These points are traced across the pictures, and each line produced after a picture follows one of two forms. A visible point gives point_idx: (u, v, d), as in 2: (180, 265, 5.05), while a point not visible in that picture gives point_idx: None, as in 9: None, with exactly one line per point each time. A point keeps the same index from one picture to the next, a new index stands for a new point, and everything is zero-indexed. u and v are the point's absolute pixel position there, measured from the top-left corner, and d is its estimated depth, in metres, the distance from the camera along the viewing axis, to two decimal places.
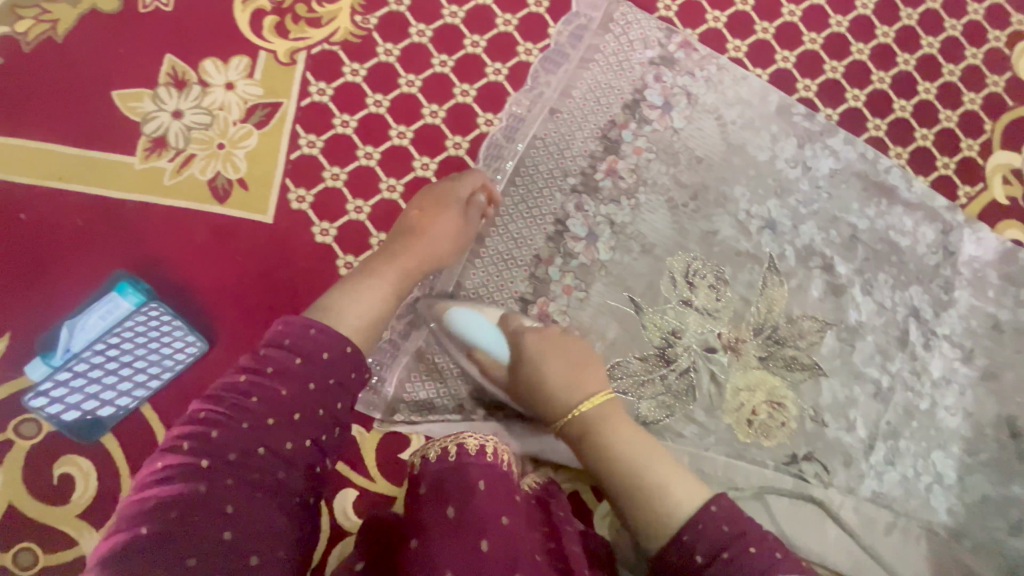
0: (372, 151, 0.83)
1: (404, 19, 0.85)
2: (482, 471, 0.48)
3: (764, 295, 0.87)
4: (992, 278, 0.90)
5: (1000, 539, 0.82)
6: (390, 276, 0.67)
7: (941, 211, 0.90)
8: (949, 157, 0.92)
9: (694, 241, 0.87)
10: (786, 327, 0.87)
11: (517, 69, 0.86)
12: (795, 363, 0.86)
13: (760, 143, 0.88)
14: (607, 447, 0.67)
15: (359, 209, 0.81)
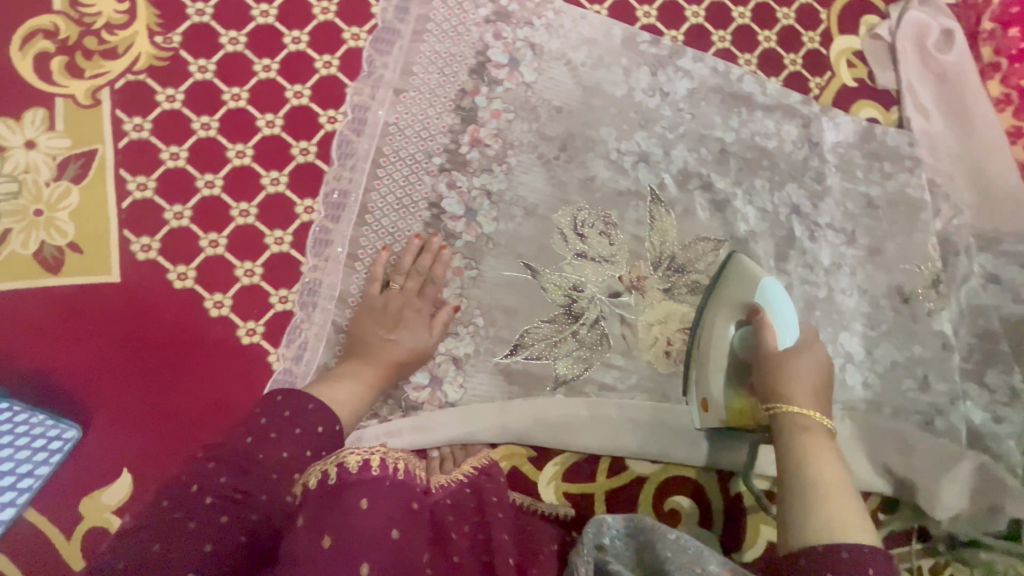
0: (212, 178, 0.76)
1: (212, 30, 0.78)
2: (365, 487, 0.40)
3: (655, 228, 0.86)
4: (858, 158, 0.93)
5: (914, 399, 0.87)
6: (368, 377, 0.69)
7: (797, 106, 0.92)
8: (794, 54, 0.95)
9: (575, 192, 0.84)
10: (683, 253, 0.86)
11: (348, 57, 0.81)
12: (699, 287, 0.86)
13: (614, 79, 0.87)
14: (801, 455, 0.58)
15: (215, 243, 0.75)
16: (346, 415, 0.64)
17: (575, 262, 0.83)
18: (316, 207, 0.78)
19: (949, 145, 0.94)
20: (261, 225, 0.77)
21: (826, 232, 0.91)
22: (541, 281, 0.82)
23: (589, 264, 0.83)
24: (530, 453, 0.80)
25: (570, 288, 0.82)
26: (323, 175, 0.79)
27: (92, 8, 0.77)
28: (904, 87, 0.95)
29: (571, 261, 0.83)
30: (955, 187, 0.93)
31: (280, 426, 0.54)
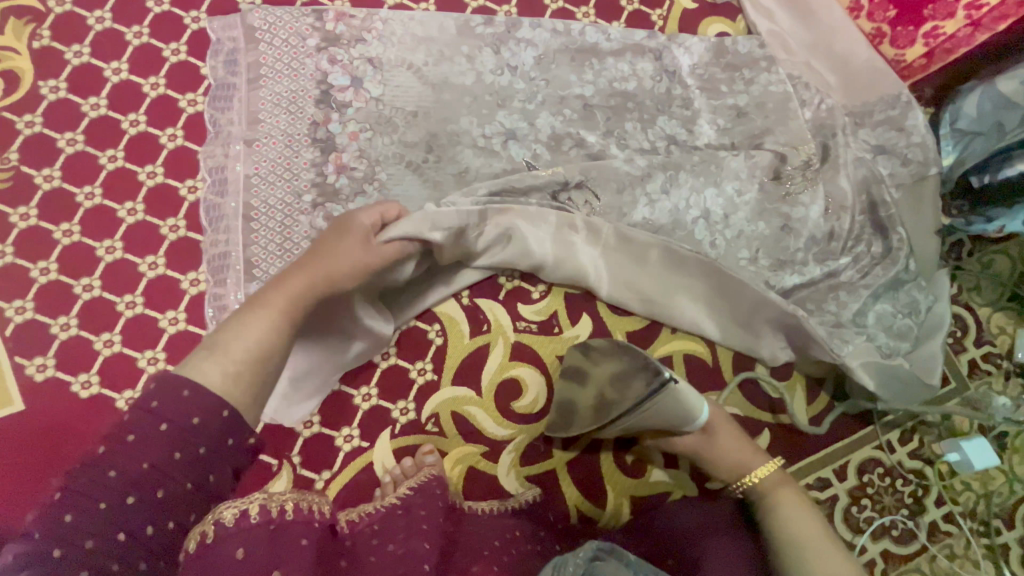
0: (89, 281, 0.76)
1: (46, 137, 0.78)
2: (243, 536, 0.42)
3: None
4: (719, 73, 0.94)
5: (838, 283, 0.87)
6: (277, 305, 0.55)
7: (645, 42, 0.93)
8: None
9: (452, 187, 0.84)
10: None
11: (191, 124, 0.81)
12: None
13: (460, 68, 0.88)
14: (779, 522, 0.68)
15: (109, 342, 0.75)
16: (231, 365, 0.48)
17: None
18: (201, 277, 0.78)
19: (800, 37, 0.96)
20: (151, 310, 0.76)
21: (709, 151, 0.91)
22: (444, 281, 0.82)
23: None
24: (482, 449, 0.80)
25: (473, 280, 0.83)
26: (200, 245, 0.79)
27: None
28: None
29: None
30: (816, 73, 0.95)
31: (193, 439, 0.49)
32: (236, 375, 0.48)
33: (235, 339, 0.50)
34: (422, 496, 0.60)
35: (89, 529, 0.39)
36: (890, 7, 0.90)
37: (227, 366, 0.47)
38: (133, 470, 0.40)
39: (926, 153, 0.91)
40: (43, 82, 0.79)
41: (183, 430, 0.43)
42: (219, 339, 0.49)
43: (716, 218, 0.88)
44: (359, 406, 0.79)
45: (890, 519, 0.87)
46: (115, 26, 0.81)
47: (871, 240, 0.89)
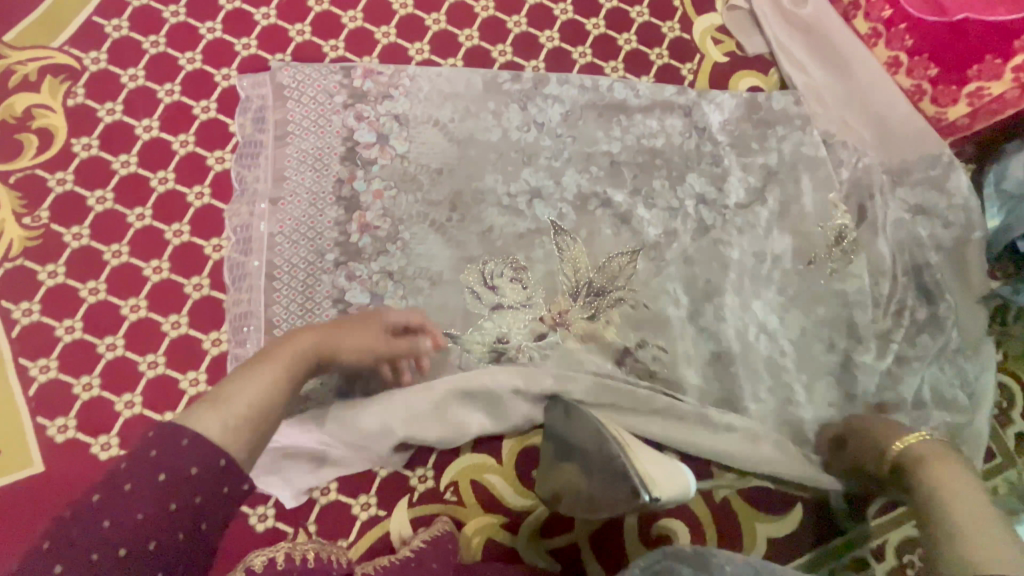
0: (112, 340, 0.75)
1: (77, 195, 0.78)
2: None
3: (565, 258, 0.85)
4: (750, 130, 0.92)
5: (875, 351, 0.83)
6: (277, 366, 0.54)
7: (674, 98, 0.92)
8: (659, 48, 0.95)
9: (475, 247, 0.83)
10: (599, 275, 0.85)
11: (218, 182, 0.81)
12: (624, 303, 0.84)
13: (486, 126, 0.87)
14: (935, 492, 0.60)
15: (130, 403, 0.74)
16: (239, 410, 0.47)
17: (493, 315, 0.81)
18: (223, 337, 0.77)
19: (836, 91, 0.93)
20: (173, 371, 0.76)
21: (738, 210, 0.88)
22: (464, 344, 0.80)
23: (509, 314, 0.82)
24: (501, 520, 0.78)
25: (495, 342, 0.81)
26: (222, 304, 0.78)
27: None
28: (775, 49, 0.95)
29: (490, 316, 0.81)
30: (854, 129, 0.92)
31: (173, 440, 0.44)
32: (242, 424, 0.47)
33: (243, 390, 0.49)
34: (435, 552, 0.64)
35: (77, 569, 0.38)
36: (931, 64, 0.86)
37: (232, 418, 0.46)
38: (128, 521, 0.40)
39: (969, 217, 0.87)
40: (75, 139, 0.80)
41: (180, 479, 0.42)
42: (227, 392, 0.48)
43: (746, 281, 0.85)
44: (377, 472, 0.77)
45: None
46: (148, 84, 0.82)
47: (910, 307, 0.86)
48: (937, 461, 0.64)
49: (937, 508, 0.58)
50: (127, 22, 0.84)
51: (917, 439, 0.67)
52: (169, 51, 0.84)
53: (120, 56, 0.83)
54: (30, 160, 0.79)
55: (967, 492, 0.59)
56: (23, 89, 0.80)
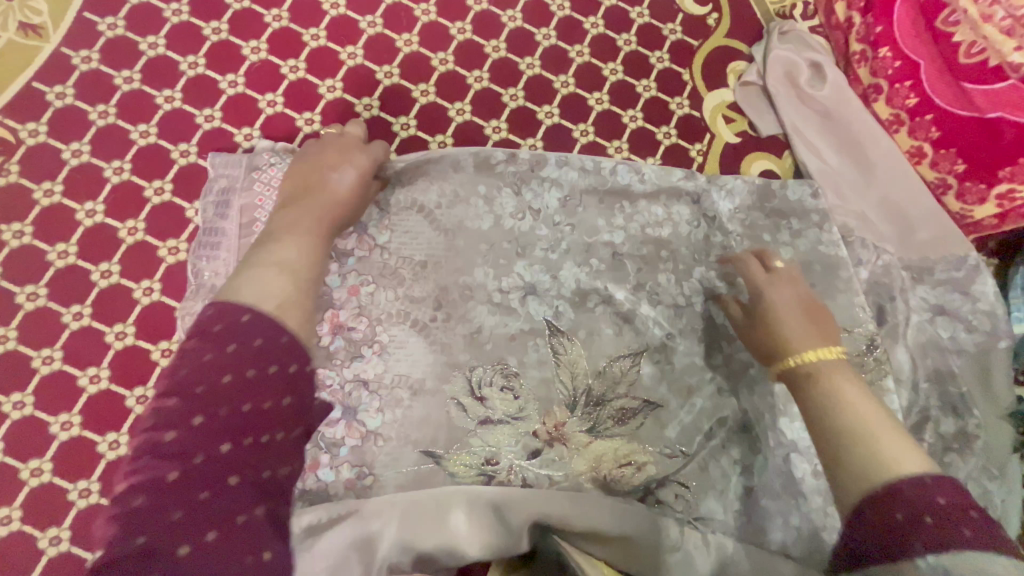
0: (37, 464, 0.65)
1: (5, 291, 0.69)
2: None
3: (562, 362, 0.76)
4: (763, 220, 0.84)
5: None
6: (301, 229, 0.62)
7: (682, 183, 0.84)
8: (666, 126, 0.87)
9: (460, 351, 0.75)
10: (598, 382, 0.77)
11: (171, 276, 0.72)
12: (627, 414, 0.76)
13: (476, 212, 0.79)
14: (830, 403, 0.56)
15: (55, 540, 0.64)
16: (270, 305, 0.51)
17: (481, 432, 0.72)
18: None
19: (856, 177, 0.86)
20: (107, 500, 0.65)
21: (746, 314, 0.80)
22: (448, 465, 0.71)
23: (498, 429, 0.73)
24: None
25: (482, 463, 0.71)
26: None
27: None
28: (791, 130, 0.87)
29: (477, 432, 0.72)
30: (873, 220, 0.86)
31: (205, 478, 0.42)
32: (285, 286, 0.54)
33: (269, 289, 0.52)
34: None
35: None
36: (958, 159, 0.80)
37: (291, 279, 0.55)
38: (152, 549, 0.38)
39: (996, 324, 0.80)
40: (6, 225, 0.70)
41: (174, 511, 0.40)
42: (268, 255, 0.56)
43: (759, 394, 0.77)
44: None
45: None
46: (94, 161, 0.73)
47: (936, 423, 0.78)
48: (830, 372, 0.60)
49: (836, 414, 0.54)
50: (72, 89, 0.74)
51: (813, 357, 0.63)
52: (119, 123, 0.74)
53: (64, 129, 0.73)
54: None
55: (863, 402, 0.55)
56: None
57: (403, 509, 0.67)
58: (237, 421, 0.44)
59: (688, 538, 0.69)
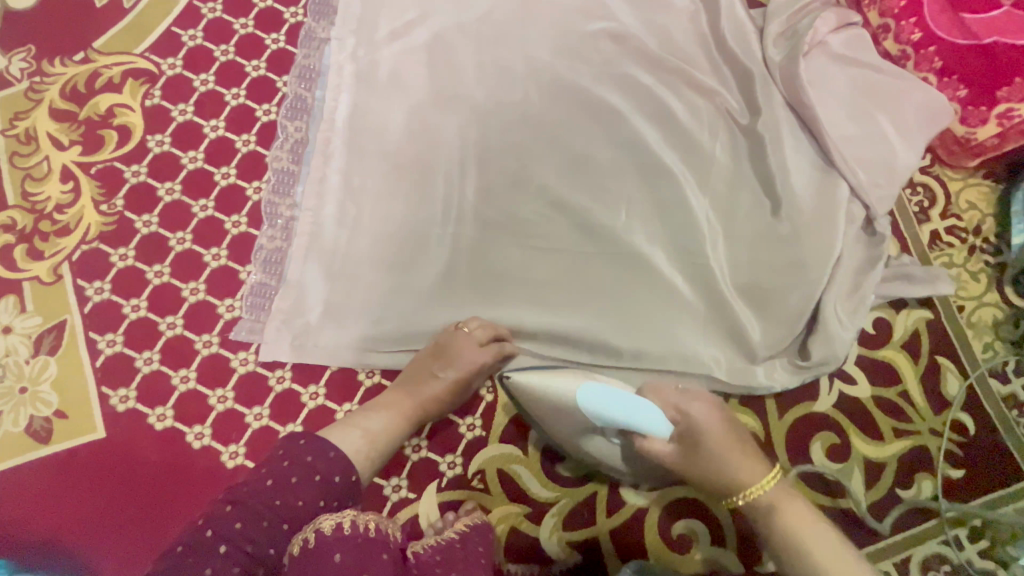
0: (172, 319, 0.82)
1: (150, 186, 0.86)
2: (338, 544, 0.53)
3: (708, 126, 0.92)
4: (787, 134, 0.90)
5: (874, 356, 0.90)
6: (408, 405, 0.76)
7: (717, 104, 0.93)
8: (693, 54, 0.96)
9: (719, 152, 0.91)
10: (784, 205, 0.88)
11: (251, 163, 0.88)
12: (766, 241, 0.88)
13: (523, 130, 0.92)
14: None
15: (186, 377, 0.80)
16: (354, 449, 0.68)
17: (684, 223, 0.89)
18: (237, 304, 0.83)
19: (878, 70, 0.91)
20: (225, 351, 0.81)
21: (816, 190, 0.88)
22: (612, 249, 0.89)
23: (691, 247, 0.89)
24: (524, 509, 0.80)
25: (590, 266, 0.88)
26: (248, 281, 0.84)
27: (41, 194, 0.84)
28: (775, 67, 0.91)
29: (666, 264, 0.88)
30: (865, 79, 0.91)
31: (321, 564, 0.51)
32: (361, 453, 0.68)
33: (378, 420, 0.73)
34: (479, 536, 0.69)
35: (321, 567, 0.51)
36: (961, 85, 0.88)
37: (369, 445, 0.70)
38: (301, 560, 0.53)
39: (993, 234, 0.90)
40: (151, 136, 0.88)
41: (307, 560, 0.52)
42: (358, 420, 0.72)
43: (849, 276, 0.87)
44: (408, 457, 0.81)
45: (931, 498, 0.85)
46: (217, 88, 0.91)
47: (906, 313, 0.91)
48: (778, 498, 0.61)
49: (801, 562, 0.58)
50: (201, 33, 0.93)
51: None
52: (237, 59, 0.92)
53: (194, 62, 0.91)
54: (109, 152, 0.87)
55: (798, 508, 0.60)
56: (107, 90, 0.89)
57: (452, 254, 0.87)
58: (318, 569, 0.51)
59: (761, 273, 0.87)
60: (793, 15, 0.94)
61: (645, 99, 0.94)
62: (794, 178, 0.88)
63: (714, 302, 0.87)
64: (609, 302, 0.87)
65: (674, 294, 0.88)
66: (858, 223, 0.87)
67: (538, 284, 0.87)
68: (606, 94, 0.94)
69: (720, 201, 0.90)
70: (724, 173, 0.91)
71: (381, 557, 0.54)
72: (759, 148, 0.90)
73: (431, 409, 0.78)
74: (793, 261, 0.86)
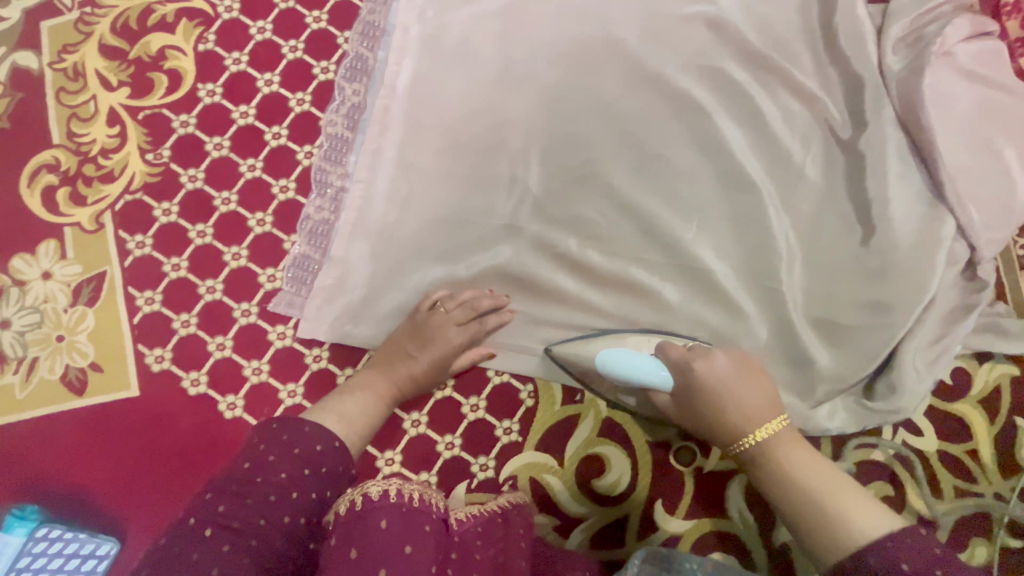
0: (212, 283, 0.79)
1: (198, 139, 0.81)
2: (384, 511, 0.49)
3: (801, 136, 0.83)
4: (892, 157, 0.80)
5: (947, 409, 0.83)
6: (385, 385, 0.74)
7: (815, 112, 0.84)
8: (799, 51, 0.85)
9: (810, 167, 0.83)
10: (876, 235, 0.80)
11: (303, 125, 0.83)
12: (850, 272, 0.80)
13: (597, 119, 0.84)
14: None
15: (222, 345, 0.77)
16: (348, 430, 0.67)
17: (762, 242, 0.81)
18: (278, 275, 0.79)
19: (1009, 94, 0.81)
20: (263, 322, 0.78)
21: (917, 224, 0.79)
22: (678, 260, 0.82)
23: (766, 269, 0.81)
24: (553, 522, 0.78)
25: (652, 276, 0.82)
26: (290, 251, 0.80)
27: (87, 135, 0.80)
28: (892, 77, 0.81)
29: (736, 283, 0.81)
30: (991, 101, 0.80)
31: (353, 541, 0.47)
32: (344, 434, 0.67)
33: (355, 404, 0.70)
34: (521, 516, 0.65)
35: (359, 542, 0.47)
36: None
37: (347, 428, 0.67)
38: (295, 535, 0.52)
39: None
40: (203, 84, 0.82)
41: (346, 545, 0.47)
42: (335, 404, 0.69)
43: (937, 321, 0.79)
44: (440, 454, 0.79)
45: (983, 564, 0.79)
46: (274, 38, 0.84)
47: (989, 367, 0.84)
48: (788, 443, 0.62)
49: (802, 504, 0.57)
50: None
51: None
52: (297, 8, 0.85)
53: (252, 7, 0.85)
54: (158, 98, 0.82)
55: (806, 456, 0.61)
56: (159, 29, 0.83)
57: (507, 247, 0.81)
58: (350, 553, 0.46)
59: (837, 307, 0.80)
60: (921, 17, 0.82)
61: (737, 97, 0.85)
62: (893, 206, 0.80)
63: (781, 331, 0.81)
64: (669, 317, 0.81)
65: (736, 318, 0.81)
66: (959, 265, 0.79)
67: (594, 290, 0.81)
68: (692, 88, 0.84)
69: (803, 222, 0.82)
70: (814, 190, 0.82)
71: (422, 530, 0.50)
72: (857, 167, 0.82)
73: (411, 389, 0.76)
74: (876, 298, 0.79)
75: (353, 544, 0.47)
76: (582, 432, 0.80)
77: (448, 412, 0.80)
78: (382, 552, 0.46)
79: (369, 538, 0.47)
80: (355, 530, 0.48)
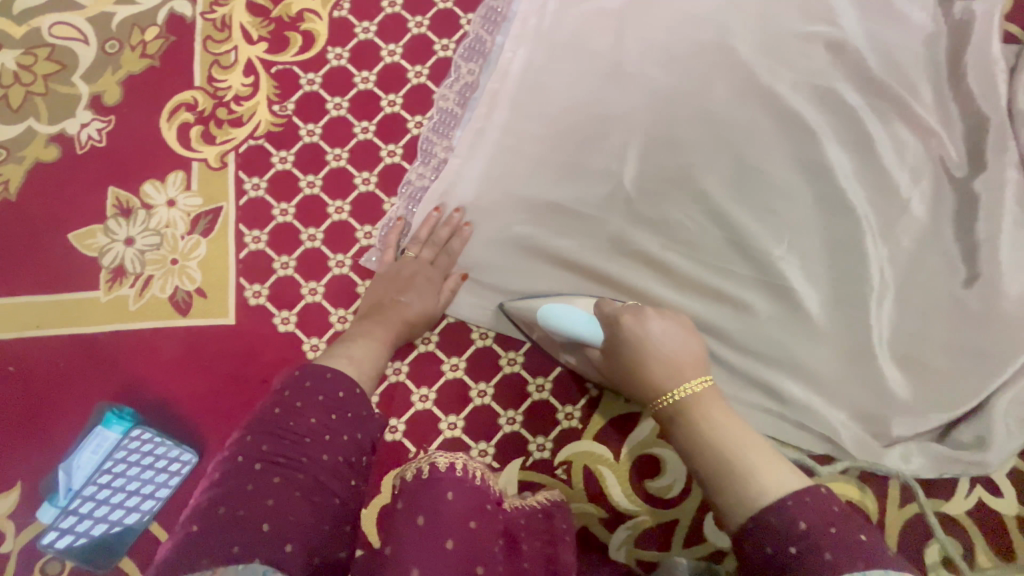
0: (314, 231, 0.84)
1: (321, 98, 0.87)
2: (452, 484, 0.48)
3: (913, 168, 0.81)
4: (1009, 202, 0.77)
5: None
6: (381, 328, 0.72)
7: (931, 146, 0.81)
8: (921, 83, 0.83)
9: (918, 200, 0.80)
10: (979, 280, 0.77)
11: (417, 97, 0.87)
12: (949, 314, 0.77)
13: (701, 125, 0.84)
14: None
15: (314, 290, 0.82)
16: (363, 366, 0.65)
17: (856, 270, 0.79)
18: (375, 232, 0.84)
19: None
20: (354, 274, 0.83)
21: None
22: (764, 275, 0.81)
23: (856, 297, 0.79)
24: (601, 514, 0.78)
25: (736, 287, 0.81)
26: (389, 211, 0.84)
27: (224, 82, 0.88)
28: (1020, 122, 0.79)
29: (822, 307, 0.80)
30: None
31: (418, 510, 0.47)
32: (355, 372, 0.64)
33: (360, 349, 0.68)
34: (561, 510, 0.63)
35: (427, 513, 0.46)
36: None
37: (358, 368, 0.64)
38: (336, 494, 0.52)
39: None
40: (332, 48, 0.88)
41: (415, 512, 0.47)
42: (342, 350, 0.66)
43: None
44: (501, 427, 0.81)
45: None
46: (402, 13, 0.89)
47: None
48: (705, 401, 0.58)
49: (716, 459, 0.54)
50: None
51: None
52: None
53: None
54: (291, 56, 0.88)
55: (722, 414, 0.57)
56: None
57: (594, 238, 0.83)
58: (417, 522, 0.46)
59: (927, 347, 0.77)
60: None
61: (848, 120, 0.83)
62: (1003, 253, 0.77)
63: (863, 363, 0.78)
64: (747, 331, 0.80)
65: (818, 342, 0.79)
66: None
67: (674, 293, 0.82)
68: (803, 106, 0.84)
69: (903, 255, 0.80)
70: (918, 225, 0.80)
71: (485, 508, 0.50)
72: (970, 208, 0.79)
73: (404, 332, 0.75)
74: (971, 345, 0.76)
75: (418, 516, 0.46)
76: (641, 431, 0.80)
77: (514, 388, 0.82)
78: (449, 525, 0.46)
79: (434, 508, 0.47)
80: (423, 499, 0.47)
